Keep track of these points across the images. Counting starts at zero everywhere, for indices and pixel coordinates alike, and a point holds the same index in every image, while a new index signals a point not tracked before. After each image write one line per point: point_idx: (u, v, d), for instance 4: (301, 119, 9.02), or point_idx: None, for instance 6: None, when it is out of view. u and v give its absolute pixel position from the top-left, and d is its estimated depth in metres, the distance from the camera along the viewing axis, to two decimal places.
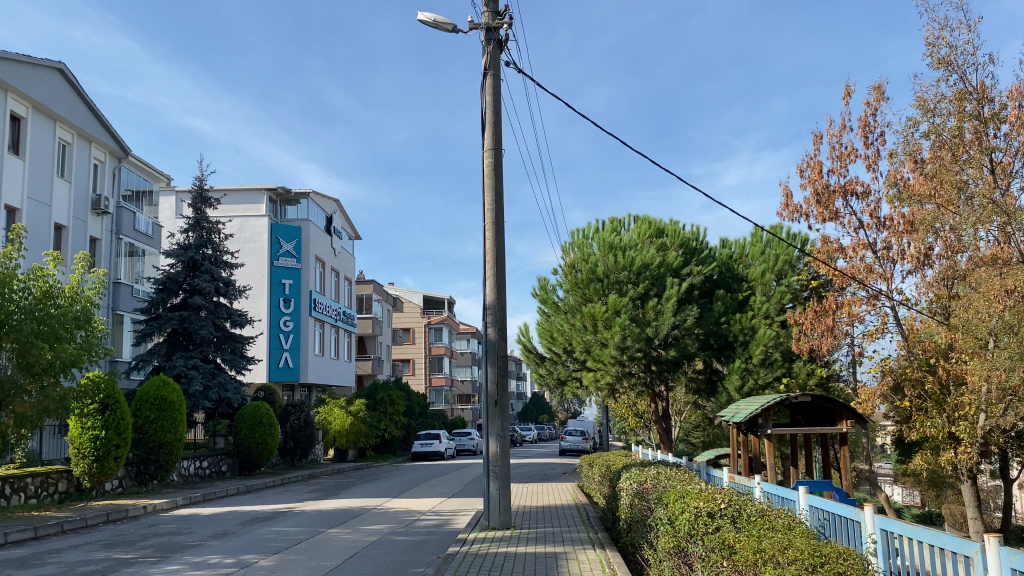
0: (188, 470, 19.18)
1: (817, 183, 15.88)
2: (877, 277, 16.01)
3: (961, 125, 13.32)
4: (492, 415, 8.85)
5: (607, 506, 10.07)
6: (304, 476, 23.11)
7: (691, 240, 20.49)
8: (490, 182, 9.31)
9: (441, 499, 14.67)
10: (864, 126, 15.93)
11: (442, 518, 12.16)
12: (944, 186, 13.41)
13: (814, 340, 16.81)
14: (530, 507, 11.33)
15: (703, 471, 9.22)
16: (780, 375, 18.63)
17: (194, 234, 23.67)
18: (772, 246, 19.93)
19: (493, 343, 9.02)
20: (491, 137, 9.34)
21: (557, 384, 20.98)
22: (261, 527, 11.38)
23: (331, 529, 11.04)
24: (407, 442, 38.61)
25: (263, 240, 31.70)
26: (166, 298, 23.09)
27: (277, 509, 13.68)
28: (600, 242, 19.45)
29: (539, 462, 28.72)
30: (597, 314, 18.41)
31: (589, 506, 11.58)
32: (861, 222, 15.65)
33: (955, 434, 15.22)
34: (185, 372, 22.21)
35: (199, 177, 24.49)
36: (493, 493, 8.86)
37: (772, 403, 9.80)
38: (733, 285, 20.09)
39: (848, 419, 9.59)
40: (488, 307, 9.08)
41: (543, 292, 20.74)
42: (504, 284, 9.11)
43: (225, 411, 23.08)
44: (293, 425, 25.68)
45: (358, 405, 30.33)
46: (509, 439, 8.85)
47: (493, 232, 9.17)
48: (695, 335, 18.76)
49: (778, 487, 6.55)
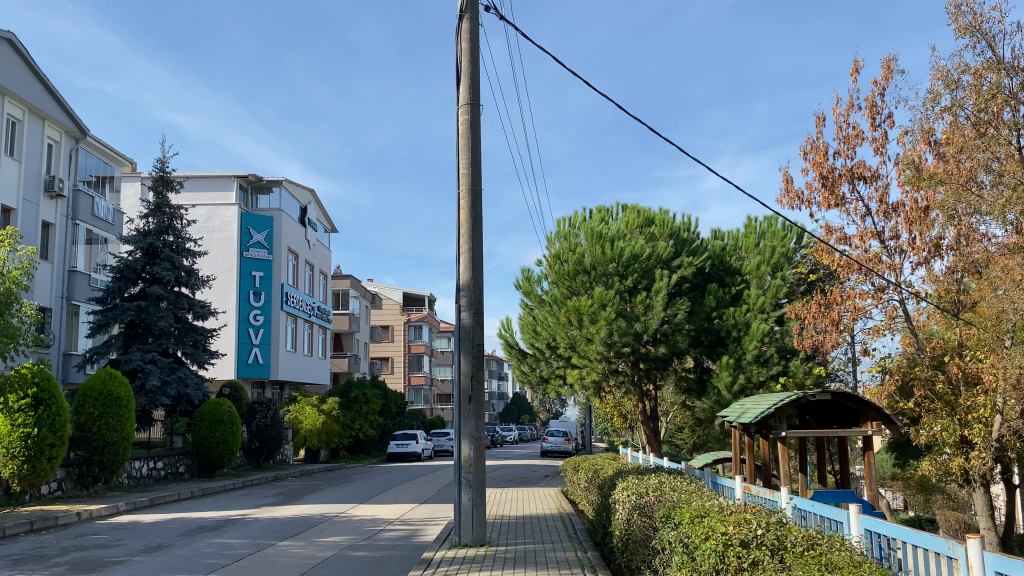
0: (139, 471, 17.83)
1: (822, 167, 14.72)
2: (885, 268, 14.90)
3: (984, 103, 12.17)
4: (465, 413, 7.59)
5: (597, 519, 8.85)
6: (269, 478, 21.70)
7: (683, 231, 19.23)
8: (466, 142, 8.04)
9: (412, 506, 13.39)
10: (871, 107, 14.88)
11: (410, 529, 10.85)
12: (961, 168, 12.38)
13: (817, 336, 15.66)
14: (507, 518, 10.04)
15: (709, 479, 8.03)
16: (776, 374, 17.53)
17: (155, 219, 22.27)
18: (767, 238, 18.77)
19: (468, 329, 7.75)
20: (467, 91, 8.06)
21: (540, 383, 19.70)
22: (202, 539, 10.01)
23: (281, 542, 9.68)
24: (382, 442, 37.19)
25: (232, 229, 30.21)
26: (123, 287, 21.67)
27: (228, 516, 12.33)
28: (587, 231, 18.21)
29: (519, 465, 27.52)
30: (582, 307, 17.18)
31: (576, 517, 10.27)
32: (868, 209, 14.55)
33: (967, 437, 14.15)
34: (141, 366, 20.81)
35: (162, 158, 23.06)
36: (464, 505, 7.56)
37: (785, 402, 8.59)
38: (726, 279, 18.91)
39: (874, 421, 8.40)
40: (462, 287, 7.83)
41: (526, 284, 19.46)
42: (480, 260, 7.85)
43: (185, 408, 21.58)
44: (258, 425, 24.17)
45: (331, 403, 28.97)
46: (484, 442, 7.58)
47: (469, 200, 7.92)
48: (686, 331, 17.61)
49: (814, 502, 5.35)
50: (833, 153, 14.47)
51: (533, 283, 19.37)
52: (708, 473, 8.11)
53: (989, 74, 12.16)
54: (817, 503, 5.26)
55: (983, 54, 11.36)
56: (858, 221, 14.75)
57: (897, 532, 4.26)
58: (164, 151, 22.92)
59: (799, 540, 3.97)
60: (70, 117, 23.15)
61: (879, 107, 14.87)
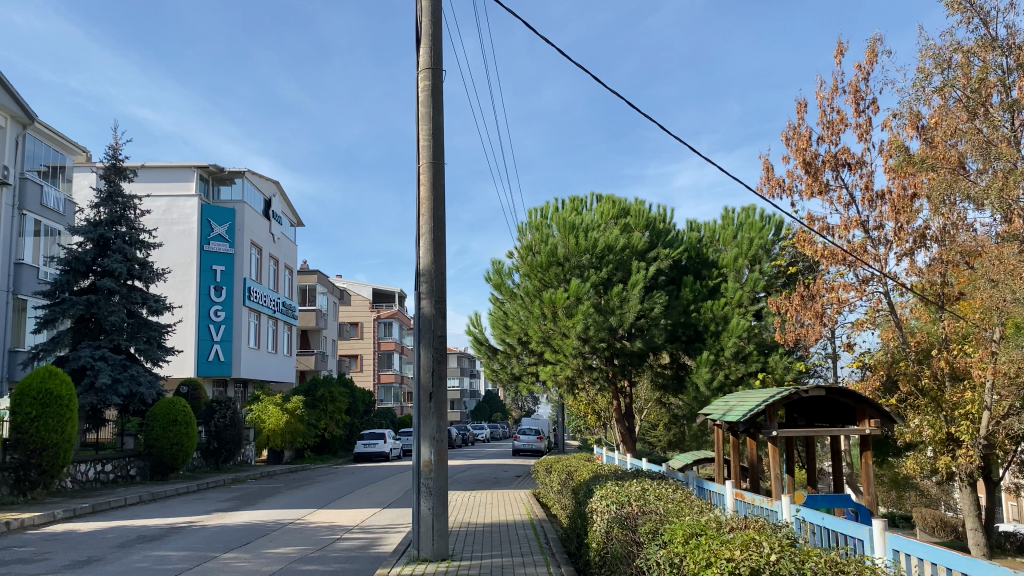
0: (86, 475, 16.86)
1: (805, 154, 14.04)
2: (870, 259, 14.33)
3: (973, 86, 11.64)
4: (425, 413, 6.80)
5: (571, 528, 8.12)
6: (228, 480, 20.70)
7: (658, 222, 18.52)
8: (426, 111, 7.23)
9: (374, 512, 12.56)
10: (855, 92, 14.31)
11: (368, 538, 10.03)
12: (952, 153, 11.78)
13: (800, 330, 15.05)
14: (473, 526, 9.27)
15: (694, 482, 7.33)
16: (755, 370, 16.92)
17: (106, 209, 21.14)
18: (744, 230, 18.17)
19: (428, 319, 6.95)
20: (428, 54, 7.22)
21: (512, 380, 18.89)
22: (139, 552, 9.11)
23: (225, 554, 8.81)
24: (350, 442, 36.25)
25: (192, 222, 29.08)
26: (72, 281, 20.55)
27: (173, 525, 11.40)
28: (560, 222, 17.45)
29: (490, 464, 26.81)
30: (556, 300, 16.46)
31: (549, 524, 9.49)
32: (852, 198, 13.97)
33: (955, 434, 13.68)
34: (91, 363, 19.70)
35: (113, 146, 21.91)
36: (424, 514, 6.76)
37: (776, 399, 7.86)
38: (702, 272, 18.22)
39: (873, 419, 7.72)
40: (422, 273, 7.03)
41: (497, 276, 18.69)
42: (443, 243, 7.06)
43: (138, 408, 20.49)
44: (217, 425, 23.16)
45: (295, 402, 28.03)
46: (447, 444, 6.81)
47: (429, 175, 7.12)
48: (662, 326, 16.95)
49: (825, 515, 4.63)
50: (817, 139, 13.83)
51: (504, 276, 18.60)
52: (692, 476, 7.39)
53: (980, 55, 11.62)
54: (830, 517, 4.54)
55: (978, 32, 10.79)
56: (841, 210, 14.15)
57: (941, 557, 3.48)
58: (116, 139, 21.76)
59: (821, 569, 3.30)
60: (17, 103, 21.94)
61: (863, 92, 14.30)
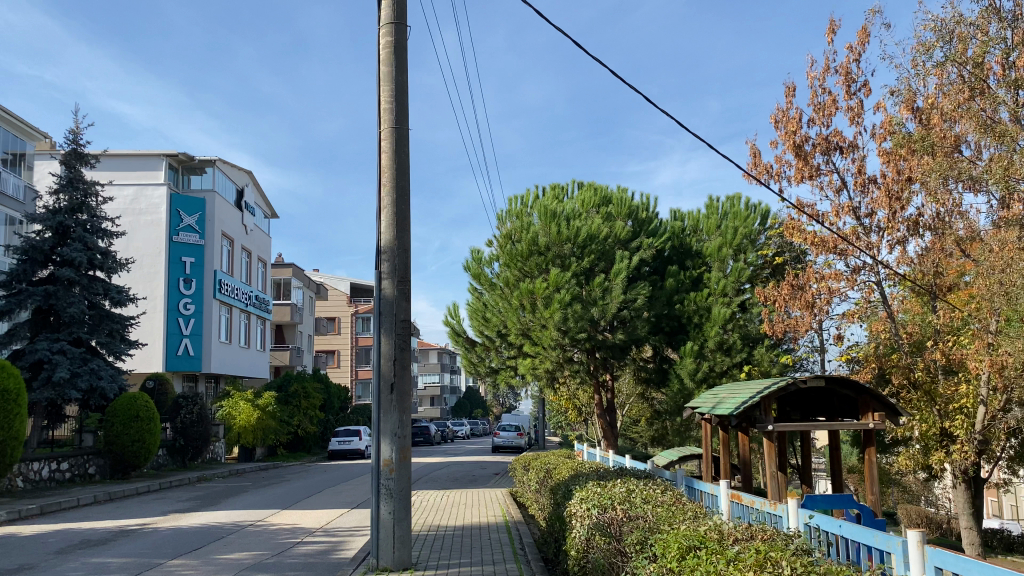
0: (39, 474, 16.04)
1: (795, 138, 13.41)
2: (862, 247, 13.77)
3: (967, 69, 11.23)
4: (386, 406, 6.07)
5: (548, 531, 7.45)
6: (194, 478, 19.89)
7: (641, 211, 17.88)
8: (388, 70, 6.47)
9: (340, 513, 11.83)
10: (846, 74, 13.73)
11: (330, 542, 9.31)
12: (950, 134, 11.54)
13: (791, 320, 14.48)
14: (442, 529, 8.57)
15: (682, 481, 6.63)
16: (740, 362, 16.35)
17: (66, 195, 20.14)
18: (729, 219, 17.58)
19: (389, 302, 6.21)
20: (390, 7, 6.47)
21: (489, 374, 18.21)
22: (77, 559, 8.34)
23: (172, 561, 8.07)
24: (325, 438, 35.45)
25: (160, 212, 28.11)
26: (29, 270, 19.59)
27: (122, 527, 10.62)
28: (540, 209, 16.74)
29: (469, 461, 26.16)
30: (535, 290, 15.80)
31: (525, 527, 8.76)
32: (843, 183, 13.41)
33: (949, 429, 13.21)
34: (48, 357, 18.71)
35: (73, 130, 20.91)
36: (383, 519, 6.04)
37: (771, 390, 7.19)
38: (686, 262, 17.60)
39: (876, 413, 7.10)
40: (383, 250, 6.29)
41: (475, 265, 17.99)
42: (406, 217, 6.34)
43: (98, 403, 19.51)
44: (183, 421, 22.30)
45: (267, 398, 27.22)
46: (410, 440, 6.09)
47: (391, 141, 6.38)
48: (645, 317, 16.36)
49: (844, 524, 3.94)
50: (808, 121, 13.22)
51: (483, 265, 17.89)
52: (681, 476, 6.67)
53: (976, 35, 11.16)
54: (851, 526, 3.85)
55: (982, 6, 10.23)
56: (832, 196, 13.55)
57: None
58: (76, 122, 20.77)
59: None
60: None
61: (854, 74, 13.74)
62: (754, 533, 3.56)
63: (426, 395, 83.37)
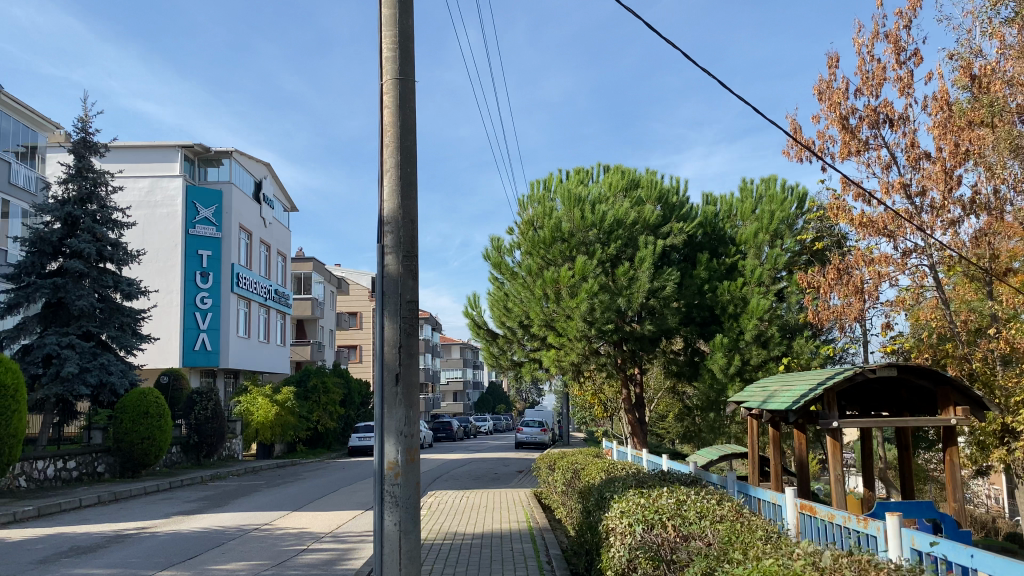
0: (44, 473, 15.44)
1: (840, 109, 12.38)
2: (912, 228, 12.73)
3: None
4: (391, 401, 4.92)
5: (578, 541, 6.57)
6: (207, 476, 19.21)
7: (671, 194, 16.87)
8: (392, 13, 5.36)
9: (351, 516, 11.01)
10: (895, 41, 12.67)
11: (338, 550, 8.49)
12: (1010, 108, 10.93)
13: (838, 308, 13.50)
14: (458, 537, 7.73)
15: (734, 486, 5.78)
16: (777, 355, 15.31)
17: (75, 185, 19.50)
18: (764, 202, 16.52)
19: (392, 279, 5.06)
20: None
21: (511, 368, 17.30)
22: (60, 569, 7.58)
23: (161, 573, 7.30)
24: (345, 434, 34.82)
25: (176, 204, 27.55)
26: (38, 262, 18.96)
27: (118, 532, 9.88)
28: (564, 193, 15.80)
29: (491, 458, 25.29)
30: (560, 279, 14.90)
31: (551, 534, 7.87)
32: (892, 159, 12.40)
33: (1011, 426, 12.11)
34: (56, 351, 18.12)
35: (82, 118, 20.30)
36: (388, 532, 4.87)
37: (836, 381, 6.22)
38: (719, 250, 16.60)
39: (959, 407, 6.17)
40: (386, 222, 5.16)
41: (496, 254, 17.13)
42: (413, 183, 5.19)
43: (107, 399, 18.85)
44: (197, 418, 21.67)
45: (286, 393, 26.56)
46: (419, 440, 4.93)
47: (394, 94, 5.24)
48: (675, 306, 15.44)
49: (973, 553, 3.01)
50: (855, 91, 12.20)
51: (503, 253, 17.03)
52: (732, 481, 5.81)
53: None
54: (984, 555, 2.93)
55: None
56: (880, 173, 12.49)
57: None
58: (85, 110, 20.14)
59: None
60: None
61: (904, 42, 12.70)
62: (866, 574, 2.67)
63: (448, 390, 82.98)
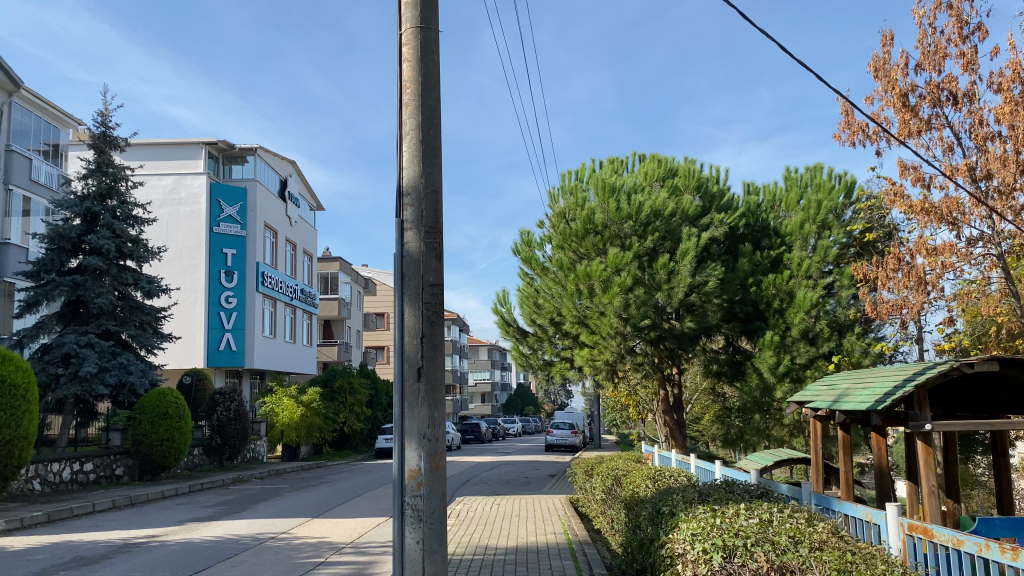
0: (59, 476, 14.93)
1: (899, 88, 11.45)
2: (977, 215, 11.75)
3: None
4: (414, 400, 4.05)
5: (628, 559, 5.77)
6: (229, 479, 18.62)
7: (711, 184, 16.00)
8: None
9: (374, 525, 10.29)
10: (957, 13, 11.69)
11: (359, 564, 7.77)
12: None
13: (897, 302, 12.54)
14: (490, 552, 6.95)
15: (811, 498, 5.09)
16: (827, 353, 14.34)
17: (94, 180, 19.00)
18: (811, 191, 15.58)
19: (413, 258, 4.19)
20: None
21: (543, 367, 16.51)
22: None
23: None
24: (372, 436, 34.22)
25: (200, 202, 27.11)
26: (58, 259, 18.51)
27: (127, 541, 9.24)
28: (597, 183, 15.01)
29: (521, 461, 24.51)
30: (592, 273, 14.05)
31: (592, 549, 7.09)
32: (955, 141, 11.44)
33: None
34: (75, 351, 17.66)
35: (102, 113, 19.84)
36: (409, 552, 4.02)
37: (928, 378, 5.34)
38: (761, 242, 15.69)
39: None
40: (406, 193, 4.28)
41: (526, 248, 16.38)
42: (438, 149, 4.31)
43: (126, 399, 18.36)
44: (220, 418, 21.11)
45: (311, 394, 26.00)
46: (445, 445, 4.10)
47: (416, 44, 4.35)
48: (717, 302, 14.56)
49: None
50: (916, 67, 11.28)
51: (534, 247, 16.26)
52: (807, 491, 5.13)
53: None
54: None
55: None
56: (943, 156, 11.55)
57: None
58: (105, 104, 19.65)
59: None
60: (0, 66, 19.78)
61: (967, 14, 11.73)
62: None
63: (476, 391, 82.41)
